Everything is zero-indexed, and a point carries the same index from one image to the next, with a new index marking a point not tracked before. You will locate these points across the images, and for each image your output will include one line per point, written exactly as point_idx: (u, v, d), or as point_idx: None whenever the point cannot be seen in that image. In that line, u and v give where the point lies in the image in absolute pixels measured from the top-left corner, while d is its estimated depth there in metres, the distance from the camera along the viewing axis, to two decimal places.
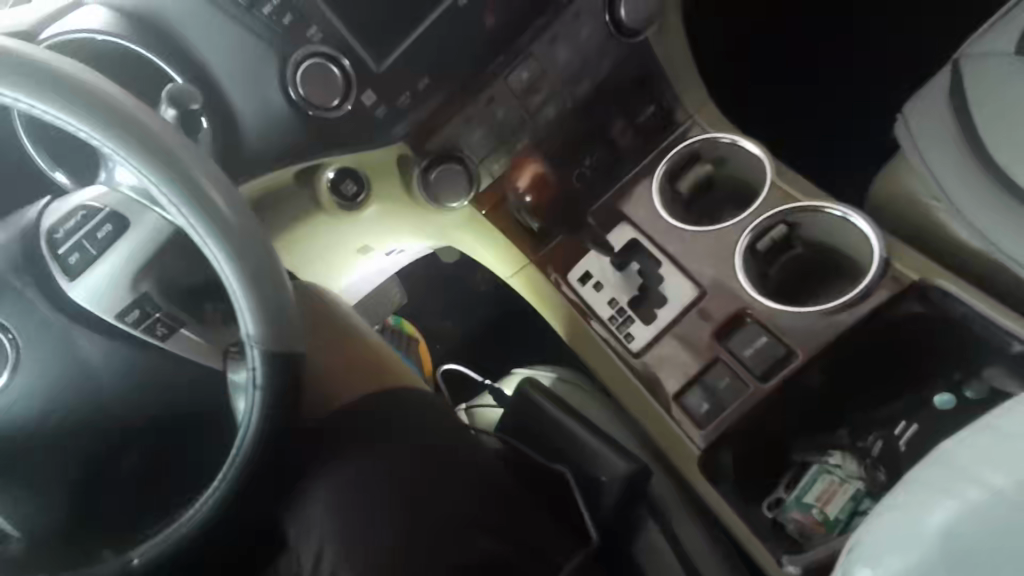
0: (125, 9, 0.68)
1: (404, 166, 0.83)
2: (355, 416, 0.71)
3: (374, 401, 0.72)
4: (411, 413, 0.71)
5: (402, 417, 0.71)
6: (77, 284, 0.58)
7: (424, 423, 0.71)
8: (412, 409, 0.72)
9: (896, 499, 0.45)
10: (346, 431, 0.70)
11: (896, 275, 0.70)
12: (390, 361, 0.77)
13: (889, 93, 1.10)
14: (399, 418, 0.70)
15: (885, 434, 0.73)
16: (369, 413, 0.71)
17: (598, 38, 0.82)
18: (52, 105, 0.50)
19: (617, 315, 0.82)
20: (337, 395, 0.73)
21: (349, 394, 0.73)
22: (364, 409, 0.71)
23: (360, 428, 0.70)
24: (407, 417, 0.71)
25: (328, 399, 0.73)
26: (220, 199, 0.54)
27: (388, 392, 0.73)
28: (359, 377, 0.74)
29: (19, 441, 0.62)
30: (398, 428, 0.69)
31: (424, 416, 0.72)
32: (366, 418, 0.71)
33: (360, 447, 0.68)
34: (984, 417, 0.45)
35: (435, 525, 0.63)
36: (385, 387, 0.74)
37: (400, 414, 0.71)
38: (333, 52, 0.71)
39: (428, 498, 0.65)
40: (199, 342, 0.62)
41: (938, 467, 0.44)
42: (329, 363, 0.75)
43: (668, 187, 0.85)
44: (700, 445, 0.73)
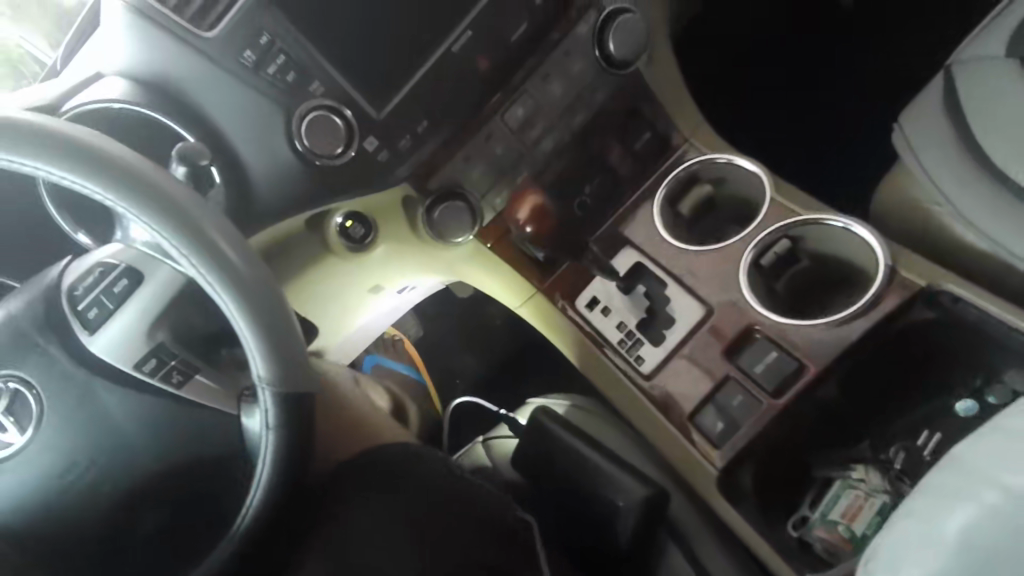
0: (143, 80, 0.72)
1: (409, 207, 0.86)
2: (354, 461, 0.74)
3: (389, 450, 0.75)
4: (429, 462, 0.74)
5: (423, 465, 0.73)
6: (96, 337, 0.60)
7: (445, 469, 0.73)
8: (428, 458, 0.75)
9: (913, 505, 0.45)
10: (366, 480, 0.71)
11: (904, 282, 0.69)
12: (381, 426, 0.82)
13: (884, 105, 1.11)
14: (422, 465, 0.73)
15: (907, 445, 0.71)
16: (383, 462, 0.73)
17: (590, 73, 0.84)
18: (71, 172, 0.54)
19: (626, 339, 0.82)
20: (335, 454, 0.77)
21: (348, 446, 0.78)
22: (376, 457, 0.73)
23: (377, 471, 0.71)
24: (429, 465, 0.73)
25: (332, 456, 0.78)
26: (231, 251, 0.57)
27: (384, 445, 0.76)
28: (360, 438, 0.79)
29: (41, 497, 0.63)
30: (417, 475, 0.72)
31: (439, 462, 0.74)
32: (383, 466, 0.72)
33: (378, 490, 0.70)
34: (1006, 419, 0.45)
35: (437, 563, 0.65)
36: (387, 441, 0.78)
37: (422, 463, 0.74)
38: (336, 104, 0.75)
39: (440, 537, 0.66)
40: (214, 387, 0.64)
41: (951, 472, 0.45)
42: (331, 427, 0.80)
43: (669, 210, 0.87)
44: (718, 465, 0.72)
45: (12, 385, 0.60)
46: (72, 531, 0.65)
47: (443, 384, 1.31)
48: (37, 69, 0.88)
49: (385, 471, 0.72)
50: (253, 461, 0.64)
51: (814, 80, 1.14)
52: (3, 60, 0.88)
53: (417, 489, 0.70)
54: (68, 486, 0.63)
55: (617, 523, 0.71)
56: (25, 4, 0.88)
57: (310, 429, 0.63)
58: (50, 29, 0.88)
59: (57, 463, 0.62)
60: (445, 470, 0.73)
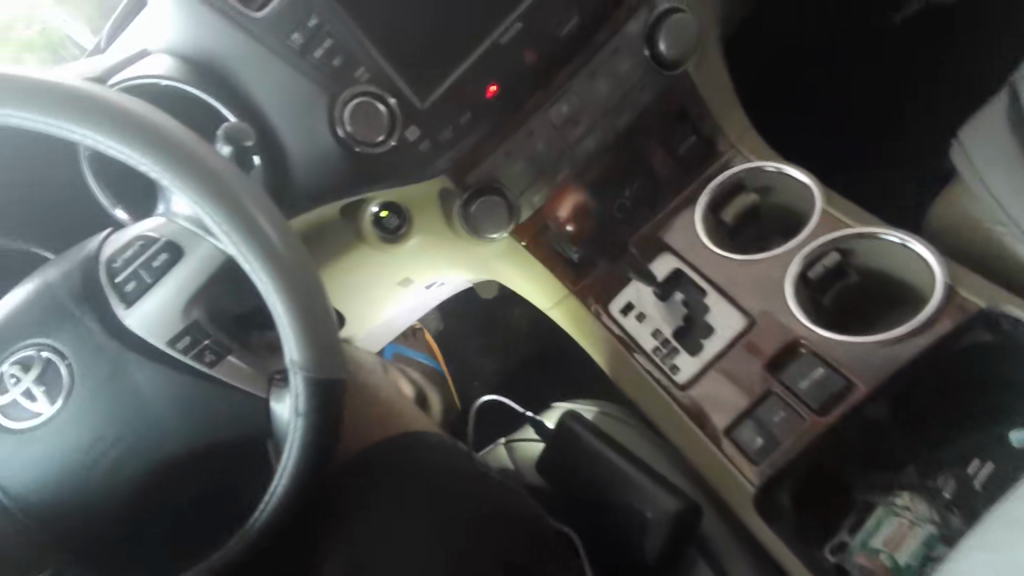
0: (188, 58, 0.72)
1: (445, 200, 0.84)
2: (368, 450, 0.73)
3: (410, 440, 0.73)
4: (450, 458, 0.72)
5: (446, 460, 0.71)
6: (132, 312, 0.59)
7: (470, 466, 0.71)
8: (454, 453, 0.73)
9: (986, 533, 0.45)
10: (394, 470, 0.70)
11: (962, 303, 0.66)
12: (404, 412, 0.80)
13: (937, 124, 1.08)
14: (449, 460, 0.71)
15: (956, 473, 0.69)
16: (410, 454, 0.72)
17: (638, 72, 0.82)
18: (117, 141, 0.53)
19: (661, 347, 0.80)
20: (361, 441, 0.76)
21: (373, 435, 0.76)
22: (406, 451, 0.72)
23: (406, 464, 0.70)
24: (445, 456, 0.72)
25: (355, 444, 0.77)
26: (271, 229, 0.56)
27: (398, 436, 0.74)
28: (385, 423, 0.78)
29: (65, 470, 0.62)
30: (434, 468, 0.70)
31: (458, 457, 0.73)
32: (409, 459, 0.71)
33: (402, 483, 0.68)
34: None
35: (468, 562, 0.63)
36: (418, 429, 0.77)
37: (442, 457, 0.72)
38: (380, 91, 0.74)
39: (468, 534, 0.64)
40: (246, 369, 0.63)
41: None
42: (359, 415, 0.79)
43: (711, 218, 0.84)
44: (756, 483, 0.69)
45: (45, 354, 0.59)
46: (96, 506, 0.64)
47: (463, 384, 1.29)
48: (78, 53, 0.87)
49: (402, 462, 0.71)
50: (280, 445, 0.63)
51: (863, 96, 1.12)
52: (44, 43, 0.86)
53: (443, 484, 0.68)
54: (94, 462, 0.62)
55: (645, 536, 0.69)
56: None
57: (340, 416, 0.61)
58: (94, 16, 0.88)
59: (85, 436, 0.61)
60: (463, 465, 0.71)
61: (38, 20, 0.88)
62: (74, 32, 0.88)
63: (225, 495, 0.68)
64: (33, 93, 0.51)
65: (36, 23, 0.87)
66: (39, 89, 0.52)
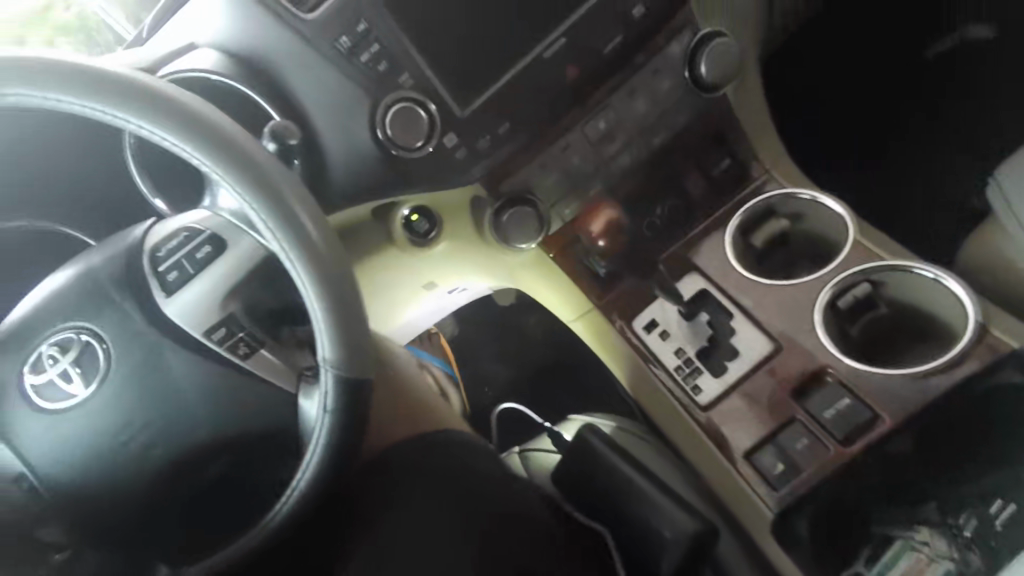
0: (234, 53, 0.74)
1: (476, 207, 0.86)
2: (393, 445, 0.73)
3: (441, 437, 0.74)
4: (477, 457, 0.72)
5: (472, 459, 0.72)
6: (171, 301, 0.60)
7: (497, 467, 0.72)
8: (482, 453, 0.74)
9: None
10: (421, 466, 0.70)
11: (993, 343, 0.67)
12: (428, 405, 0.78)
13: (970, 160, 1.08)
14: (477, 459, 0.72)
15: (978, 513, 0.68)
16: (444, 447, 0.72)
17: (677, 93, 0.83)
18: (170, 133, 0.54)
19: (684, 366, 0.80)
20: (391, 433, 0.75)
21: (396, 433, 0.75)
22: (435, 447, 0.72)
23: (437, 459, 0.71)
24: (472, 456, 0.72)
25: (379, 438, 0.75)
26: (312, 228, 0.57)
27: (428, 431, 0.74)
28: (415, 417, 0.76)
29: (93, 453, 0.62)
30: (461, 467, 0.70)
31: (485, 458, 0.73)
32: (435, 456, 0.71)
33: (428, 481, 0.69)
34: None
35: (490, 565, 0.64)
36: (450, 427, 0.77)
37: (470, 456, 0.72)
38: (420, 97, 0.74)
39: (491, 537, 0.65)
40: (277, 364, 0.64)
41: None
42: (385, 401, 0.77)
43: (741, 241, 0.84)
44: (773, 509, 0.70)
45: (84, 337, 0.60)
46: (119, 490, 0.64)
47: (478, 391, 1.29)
48: (112, 39, 0.89)
49: (429, 461, 0.71)
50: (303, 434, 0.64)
51: (895, 129, 1.12)
52: (80, 26, 0.88)
53: (470, 483, 0.69)
54: (121, 447, 0.63)
55: (660, 554, 0.69)
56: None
57: (367, 416, 0.62)
58: (133, 5, 0.91)
59: (115, 421, 0.62)
60: (490, 467, 0.72)
61: (77, 5, 0.90)
62: (111, 19, 0.90)
63: (247, 488, 0.68)
64: (82, 79, 0.52)
65: (75, 8, 0.90)
66: (96, 77, 0.52)
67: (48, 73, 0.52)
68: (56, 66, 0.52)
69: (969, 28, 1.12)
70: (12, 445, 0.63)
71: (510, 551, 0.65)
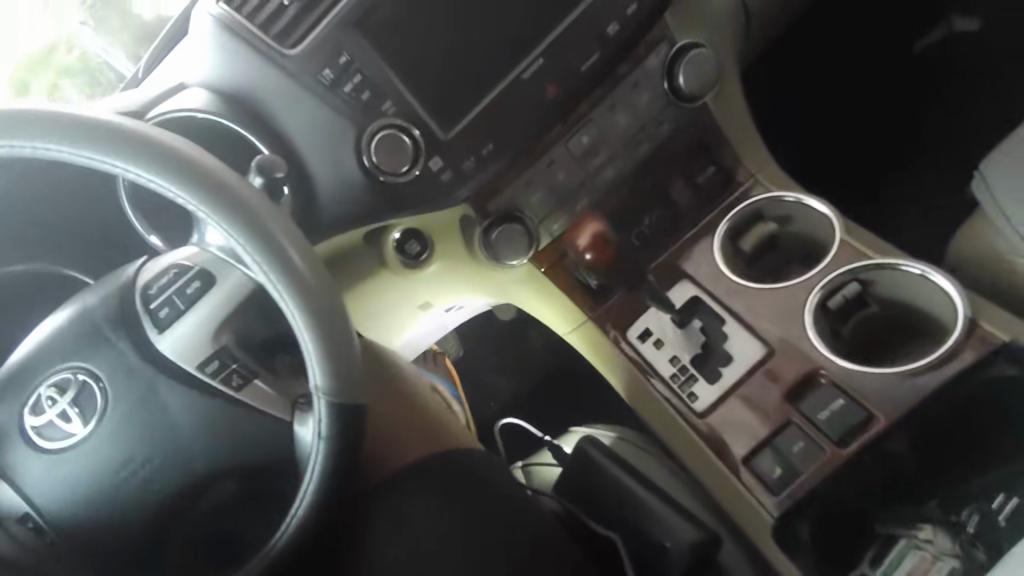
0: (223, 92, 0.75)
1: (466, 227, 0.86)
2: (415, 462, 0.72)
3: (465, 457, 0.73)
4: (496, 474, 0.72)
5: (489, 476, 0.71)
6: (165, 336, 0.62)
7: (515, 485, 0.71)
8: (501, 469, 0.73)
9: None
10: (435, 483, 0.70)
11: (984, 335, 0.66)
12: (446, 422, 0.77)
13: (959, 156, 1.08)
14: (496, 476, 0.72)
15: (980, 507, 0.66)
16: (466, 463, 0.72)
17: (658, 105, 0.84)
18: (157, 175, 0.55)
19: (679, 374, 0.80)
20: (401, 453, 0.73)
21: (417, 447, 0.73)
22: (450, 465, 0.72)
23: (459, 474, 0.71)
24: (487, 469, 0.72)
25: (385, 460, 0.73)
26: (299, 260, 0.58)
27: (448, 450, 0.73)
28: (423, 433, 0.75)
29: (93, 491, 0.63)
30: (481, 484, 0.70)
31: (497, 469, 0.73)
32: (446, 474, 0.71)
33: (436, 494, 0.69)
34: None
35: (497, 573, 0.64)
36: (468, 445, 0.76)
37: (490, 472, 0.72)
38: (404, 123, 0.76)
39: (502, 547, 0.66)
40: (271, 393, 0.65)
41: None
42: (390, 415, 0.76)
43: (730, 245, 0.84)
44: (774, 513, 0.70)
45: (80, 376, 0.61)
46: (121, 525, 0.65)
47: (481, 406, 1.29)
48: (114, 77, 0.91)
49: (437, 474, 0.71)
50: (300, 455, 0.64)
51: (884, 127, 1.13)
52: (81, 68, 0.90)
53: (489, 501, 0.68)
54: (122, 483, 0.64)
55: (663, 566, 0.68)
56: (106, 16, 0.92)
57: (361, 441, 0.63)
58: (130, 41, 0.90)
59: (114, 457, 0.63)
60: (500, 479, 0.71)
61: (78, 47, 0.92)
62: (115, 60, 0.90)
63: (248, 517, 0.68)
64: (75, 129, 0.53)
65: (77, 50, 0.91)
66: (84, 125, 0.54)
67: (39, 124, 0.53)
68: (45, 116, 0.53)
69: (956, 20, 1.12)
70: (14, 487, 0.63)
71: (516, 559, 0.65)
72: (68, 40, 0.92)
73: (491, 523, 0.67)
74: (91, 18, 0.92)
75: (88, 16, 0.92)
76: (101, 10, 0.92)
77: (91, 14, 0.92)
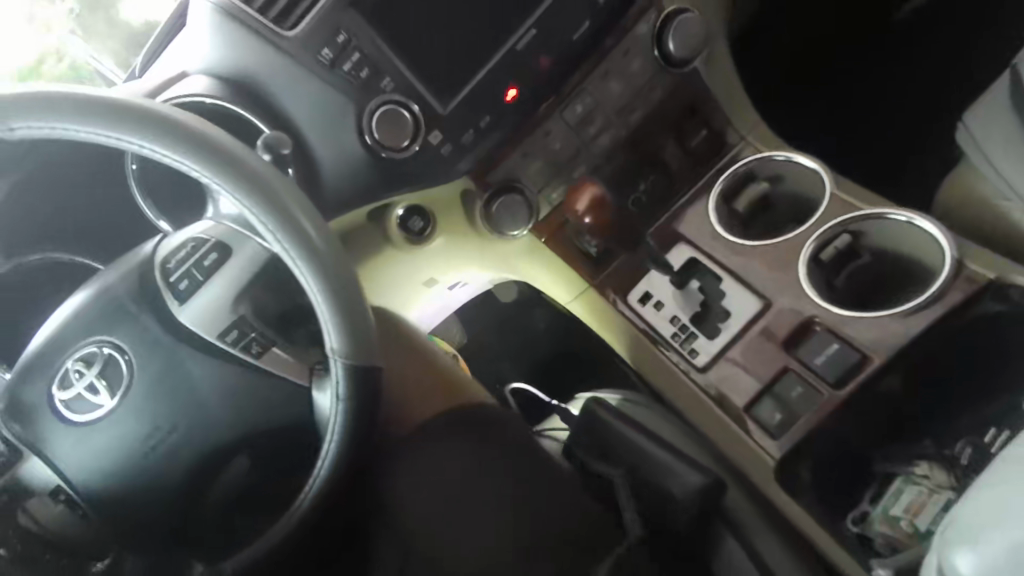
0: (224, 77, 0.77)
1: (467, 202, 0.89)
2: (435, 422, 0.74)
3: (487, 410, 0.75)
4: (509, 422, 0.75)
5: (505, 425, 0.74)
6: (186, 307, 0.65)
7: (527, 435, 0.75)
8: (516, 420, 0.76)
9: (975, 502, 0.47)
10: (451, 435, 0.73)
11: (970, 275, 0.70)
12: (458, 384, 0.77)
13: (944, 112, 1.11)
14: (510, 426, 0.74)
15: (974, 440, 0.72)
16: (485, 414, 0.75)
17: (648, 72, 0.87)
18: (172, 150, 0.57)
19: (680, 333, 0.83)
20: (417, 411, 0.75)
21: (432, 406, 0.75)
22: (469, 415, 0.74)
23: (476, 420, 0.74)
24: (508, 420, 0.75)
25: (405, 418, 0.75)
26: (311, 228, 0.60)
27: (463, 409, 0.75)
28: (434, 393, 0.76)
29: (123, 461, 0.66)
30: (498, 435, 0.73)
31: (522, 425, 0.76)
32: (463, 426, 0.73)
33: (451, 459, 0.71)
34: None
35: (527, 542, 0.66)
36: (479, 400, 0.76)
37: (507, 423, 0.75)
38: (404, 98, 0.78)
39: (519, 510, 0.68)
40: (289, 360, 0.68)
41: (1011, 467, 0.46)
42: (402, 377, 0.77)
43: (724, 208, 0.86)
44: (776, 454, 0.73)
45: (106, 350, 0.64)
46: (152, 493, 0.67)
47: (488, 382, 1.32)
48: (105, 84, 0.90)
49: (456, 432, 0.73)
50: (321, 414, 0.66)
51: (872, 87, 1.15)
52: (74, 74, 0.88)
53: (504, 452, 0.72)
54: (151, 452, 0.66)
55: (670, 511, 0.69)
56: (93, 24, 0.93)
57: (378, 402, 0.65)
58: (120, 49, 0.92)
59: (141, 427, 0.65)
60: (525, 434, 0.75)
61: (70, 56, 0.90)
62: (103, 66, 0.91)
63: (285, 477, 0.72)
64: (91, 108, 0.55)
65: (68, 58, 0.90)
66: (99, 105, 0.56)
67: (54, 105, 0.55)
68: (61, 97, 0.55)
69: None
70: (48, 463, 0.66)
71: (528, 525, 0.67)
72: (58, 49, 0.90)
73: (511, 482, 0.70)
74: (80, 27, 0.93)
75: (77, 25, 0.92)
76: (86, 17, 0.94)
77: (78, 23, 0.93)
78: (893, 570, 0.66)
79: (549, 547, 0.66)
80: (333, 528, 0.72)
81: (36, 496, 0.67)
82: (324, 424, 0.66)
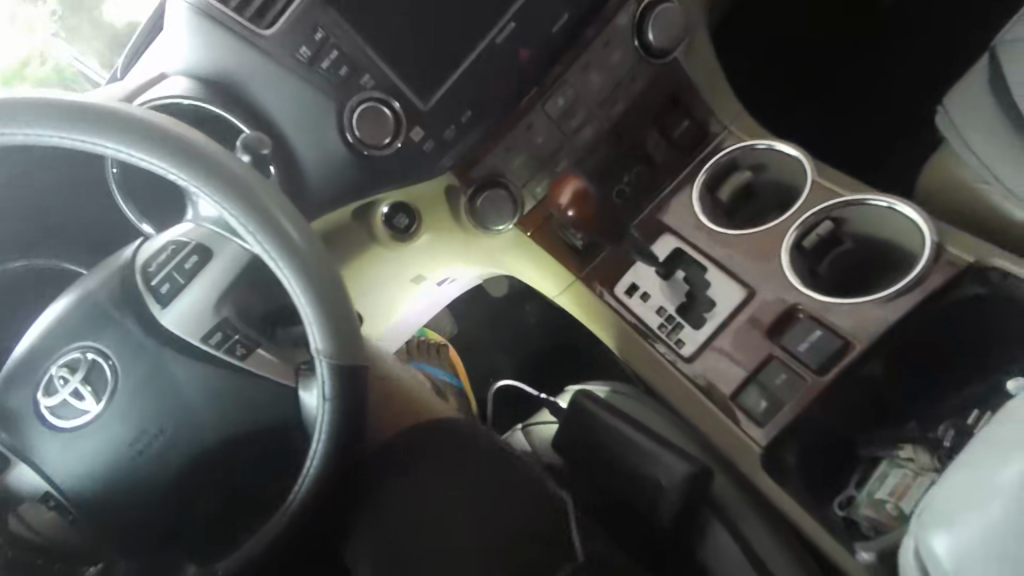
0: (203, 78, 0.76)
1: (452, 198, 0.89)
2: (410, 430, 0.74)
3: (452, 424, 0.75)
4: (471, 432, 0.75)
5: (468, 435, 0.74)
6: (169, 310, 0.65)
7: (491, 443, 0.74)
8: (476, 430, 0.76)
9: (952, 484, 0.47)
10: (417, 445, 0.73)
11: (949, 259, 0.70)
12: (426, 404, 0.79)
13: (929, 96, 1.11)
14: (474, 435, 0.75)
15: (955, 422, 0.72)
16: (445, 426, 0.75)
17: (630, 63, 0.87)
18: (150, 154, 0.57)
19: (666, 323, 0.83)
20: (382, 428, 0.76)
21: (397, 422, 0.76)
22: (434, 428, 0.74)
23: (437, 434, 0.74)
24: (471, 431, 0.75)
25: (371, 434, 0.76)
26: (293, 229, 0.60)
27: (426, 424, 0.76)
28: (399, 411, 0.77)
29: (108, 466, 0.65)
30: (463, 442, 0.73)
31: (487, 434, 0.76)
32: (431, 436, 0.74)
33: (439, 454, 0.72)
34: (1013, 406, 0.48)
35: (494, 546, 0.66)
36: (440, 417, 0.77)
37: (471, 433, 0.75)
38: (384, 95, 0.78)
39: (490, 515, 0.68)
40: (274, 361, 0.68)
41: (985, 449, 0.47)
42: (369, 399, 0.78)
43: (708, 198, 0.87)
44: (762, 442, 0.74)
45: (90, 355, 0.63)
46: (140, 496, 0.67)
47: (481, 377, 1.32)
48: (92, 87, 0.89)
49: (444, 430, 0.74)
50: (307, 416, 0.66)
51: (857, 72, 1.15)
52: (57, 77, 0.88)
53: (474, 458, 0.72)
54: (137, 455, 0.66)
55: (656, 503, 0.69)
56: (76, 25, 0.92)
57: (364, 402, 0.65)
58: (105, 49, 0.91)
59: (127, 431, 0.65)
60: (491, 442, 0.74)
61: (52, 57, 0.89)
62: (88, 69, 0.90)
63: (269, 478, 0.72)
64: (66, 113, 0.55)
65: (50, 61, 0.89)
66: (75, 109, 0.55)
67: (28, 110, 0.54)
68: (35, 103, 0.54)
69: None
70: (36, 470, 0.65)
71: (514, 519, 0.68)
72: (41, 51, 0.89)
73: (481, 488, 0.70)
74: (63, 29, 0.91)
75: (59, 28, 0.91)
76: (69, 19, 0.92)
77: (62, 25, 0.92)
78: (877, 552, 0.66)
79: (518, 547, 0.66)
80: (319, 532, 0.73)
81: (26, 502, 0.67)
82: (311, 425, 0.66)
